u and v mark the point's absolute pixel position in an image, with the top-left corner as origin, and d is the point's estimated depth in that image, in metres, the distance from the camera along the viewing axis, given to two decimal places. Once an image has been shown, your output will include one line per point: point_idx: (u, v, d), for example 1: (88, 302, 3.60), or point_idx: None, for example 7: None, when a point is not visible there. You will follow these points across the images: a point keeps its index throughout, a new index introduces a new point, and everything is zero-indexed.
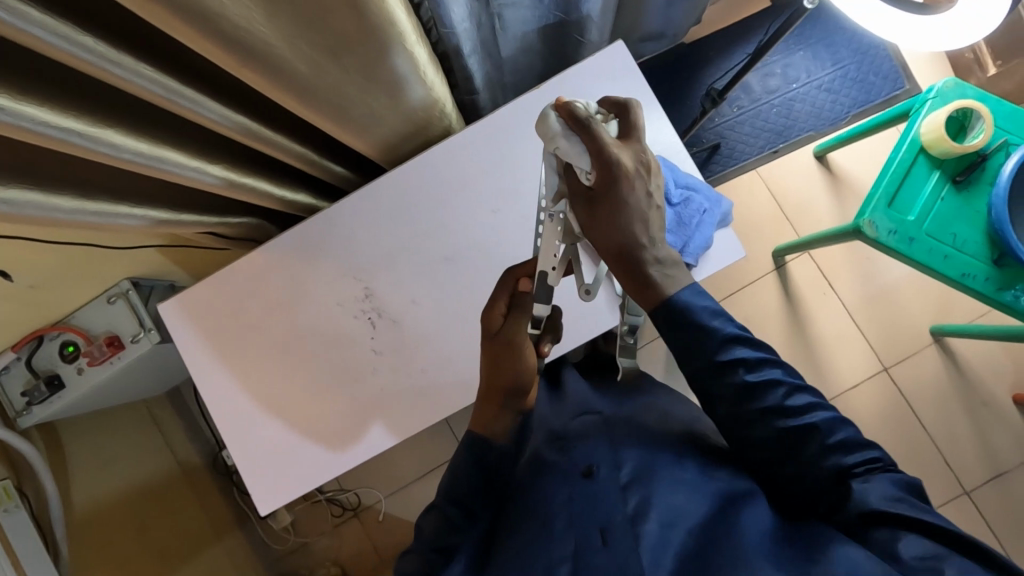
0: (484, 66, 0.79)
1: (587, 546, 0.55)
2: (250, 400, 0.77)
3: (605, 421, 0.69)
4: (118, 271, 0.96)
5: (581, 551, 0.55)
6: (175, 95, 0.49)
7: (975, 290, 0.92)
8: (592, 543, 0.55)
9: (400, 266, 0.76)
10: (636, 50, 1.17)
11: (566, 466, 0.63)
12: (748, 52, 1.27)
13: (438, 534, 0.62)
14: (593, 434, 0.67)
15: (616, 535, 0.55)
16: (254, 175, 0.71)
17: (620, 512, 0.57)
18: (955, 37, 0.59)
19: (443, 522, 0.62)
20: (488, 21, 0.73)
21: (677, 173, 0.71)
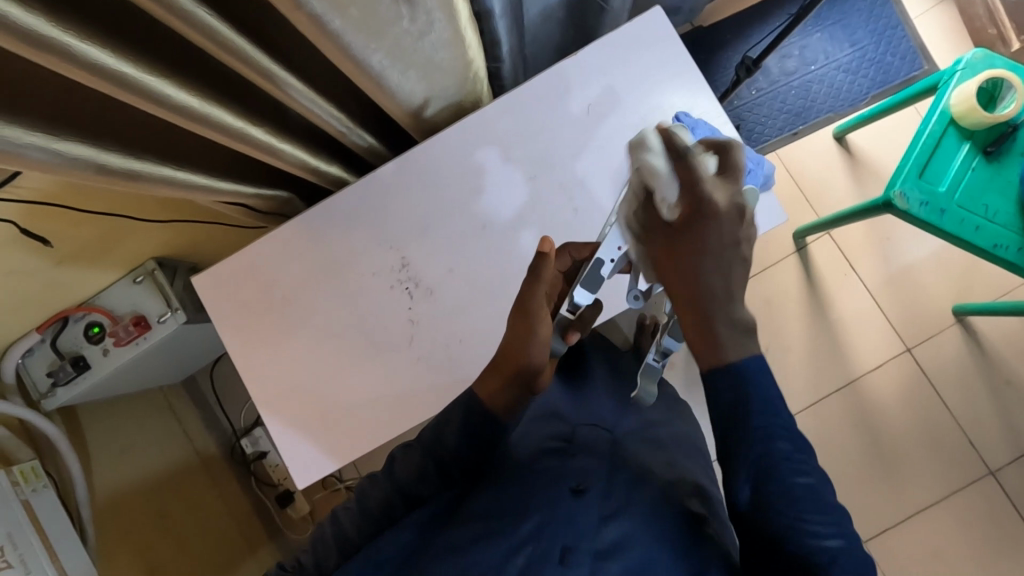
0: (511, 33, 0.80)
1: (543, 557, 0.55)
2: (285, 371, 0.76)
3: (610, 443, 0.73)
4: (144, 250, 0.96)
5: (537, 561, 0.55)
6: (227, 46, 0.48)
7: (1007, 261, 0.91)
8: (549, 557, 0.55)
9: (436, 235, 0.76)
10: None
11: (561, 479, 0.63)
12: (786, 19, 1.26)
13: (412, 484, 0.65)
14: (597, 456, 0.69)
15: (576, 559, 0.55)
16: (289, 141, 0.70)
17: (588, 539, 0.56)
18: None
19: (420, 473, 0.65)
20: None
21: (718, 136, 0.71)
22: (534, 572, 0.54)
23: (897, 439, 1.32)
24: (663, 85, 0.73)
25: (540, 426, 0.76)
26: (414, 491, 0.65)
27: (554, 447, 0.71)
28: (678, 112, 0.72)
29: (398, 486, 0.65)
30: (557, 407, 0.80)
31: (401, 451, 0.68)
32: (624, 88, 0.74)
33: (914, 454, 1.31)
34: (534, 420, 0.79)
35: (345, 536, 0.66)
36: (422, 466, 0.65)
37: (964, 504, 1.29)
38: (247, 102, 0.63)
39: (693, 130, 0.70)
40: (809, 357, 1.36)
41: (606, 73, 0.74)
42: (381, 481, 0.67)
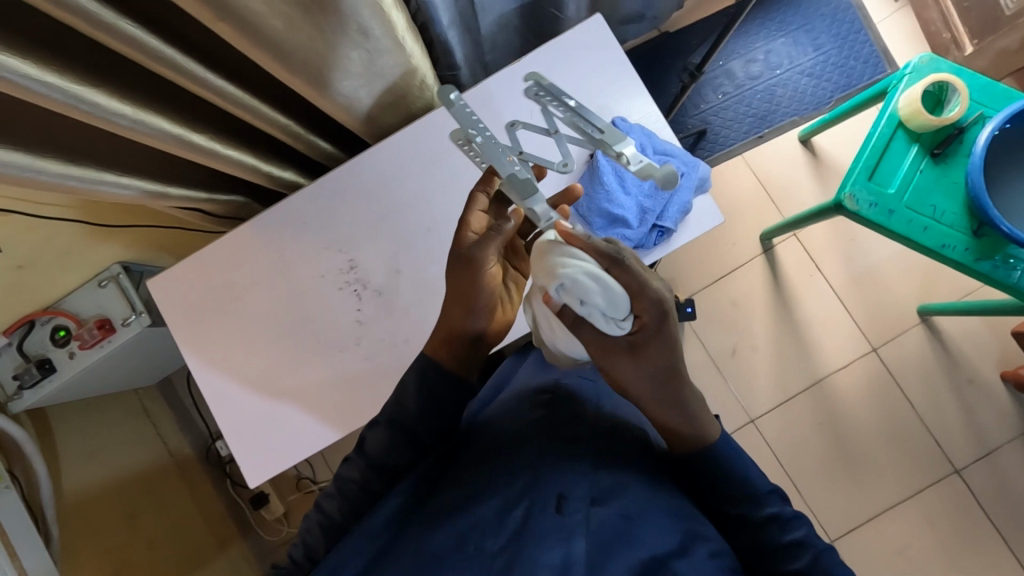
0: (462, 40, 0.82)
1: (540, 507, 0.52)
2: (236, 372, 0.78)
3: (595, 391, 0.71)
4: (108, 255, 0.98)
5: (531, 513, 0.52)
6: (158, 57, 0.50)
7: (955, 261, 0.93)
8: (545, 507, 0.52)
9: (383, 237, 0.78)
10: (617, 34, 1.18)
11: (546, 430, 0.62)
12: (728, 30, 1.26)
13: (385, 456, 0.65)
14: (583, 413, 0.65)
15: (571, 505, 0.53)
16: (237, 147, 0.72)
17: (584, 486, 0.55)
18: None
19: (390, 445, 0.65)
20: None
21: (654, 139, 0.73)
22: (532, 525, 0.51)
23: (863, 438, 1.34)
24: (604, 91, 0.75)
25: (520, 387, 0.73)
26: (387, 465, 0.65)
27: (536, 403, 0.67)
28: (616, 116, 0.74)
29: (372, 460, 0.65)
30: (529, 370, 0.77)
31: (368, 429, 0.67)
32: (568, 94, 0.75)
33: (880, 452, 1.33)
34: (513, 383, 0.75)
35: (328, 521, 0.66)
36: (390, 439, 0.65)
37: (929, 502, 1.30)
38: (191, 111, 0.65)
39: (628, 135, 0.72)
40: (777, 356, 1.37)
41: (550, 79, 0.76)
42: (357, 457, 0.66)
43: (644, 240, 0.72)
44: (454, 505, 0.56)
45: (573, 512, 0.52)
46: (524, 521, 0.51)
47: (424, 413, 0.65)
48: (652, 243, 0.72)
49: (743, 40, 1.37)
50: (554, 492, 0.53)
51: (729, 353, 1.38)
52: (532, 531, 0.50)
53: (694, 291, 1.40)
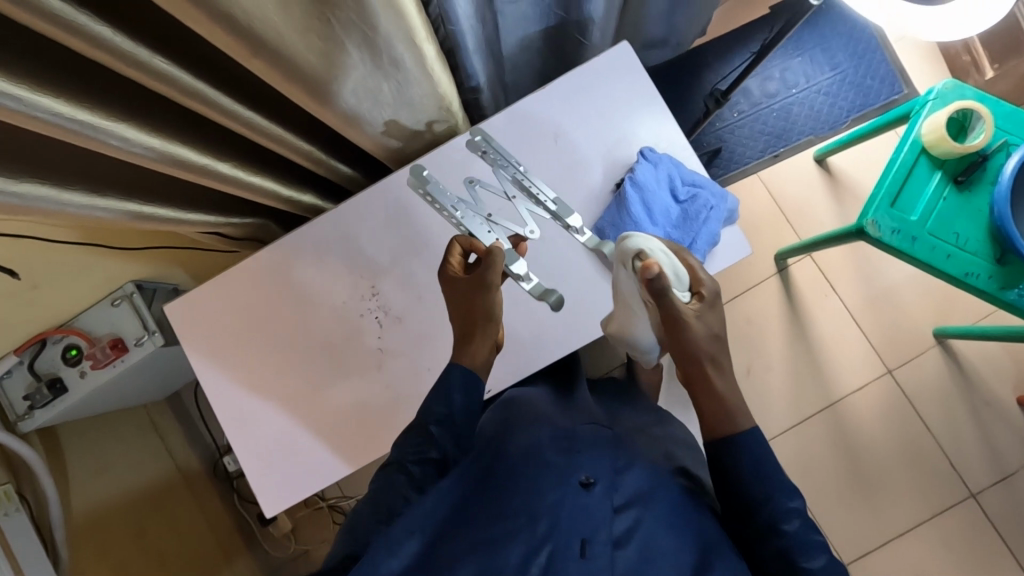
0: (486, 65, 0.82)
1: (565, 550, 0.55)
2: (254, 399, 0.77)
3: (611, 432, 0.73)
4: (122, 274, 0.97)
5: (558, 555, 0.54)
6: (188, 91, 0.49)
7: (979, 289, 0.92)
8: (570, 550, 0.55)
9: (406, 264, 0.77)
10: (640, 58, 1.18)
11: (568, 472, 0.63)
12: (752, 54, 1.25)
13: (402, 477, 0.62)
14: (603, 452, 0.67)
15: (595, 550, 0.55)
16: (261, 174, 0.71)
17: (605, 530, 0.57)
18: (936, 26, 0.61)
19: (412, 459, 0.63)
20: (491, 20, 0.76)
21: (682, 170, 0.72)
22: (558, 565, 0.54)
23: (877, 461, 1.32)
24: (631, 120, 0.74)
25: (537, 415, 0.75)
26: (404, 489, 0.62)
27: (557, 440, 0.68)
28: (644, 146, 0.74)
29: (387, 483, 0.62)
30: (543, 403, 0.79)
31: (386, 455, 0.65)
32: (593, 122, 0.75)
33: (895, 476, 1.32)
34: (530, 408, 0.77)
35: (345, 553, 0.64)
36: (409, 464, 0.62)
37: (944, 527, 1.29)
38: (217, 139, 0.64)
39: (656, 165, 0.71)
40: (791, 377, 1.36)
41: (576, 107, 0.75)
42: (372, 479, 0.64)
43: None
44: (483, 532, 0.56)
45: (596, 558, 0.55)
46: (550, 562, 0.54)
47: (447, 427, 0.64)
48: None
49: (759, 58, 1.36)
50: (579, 537, 0.56)
51: (743, 372, 1.37)
52: (559, 573, 0.53)
53: None
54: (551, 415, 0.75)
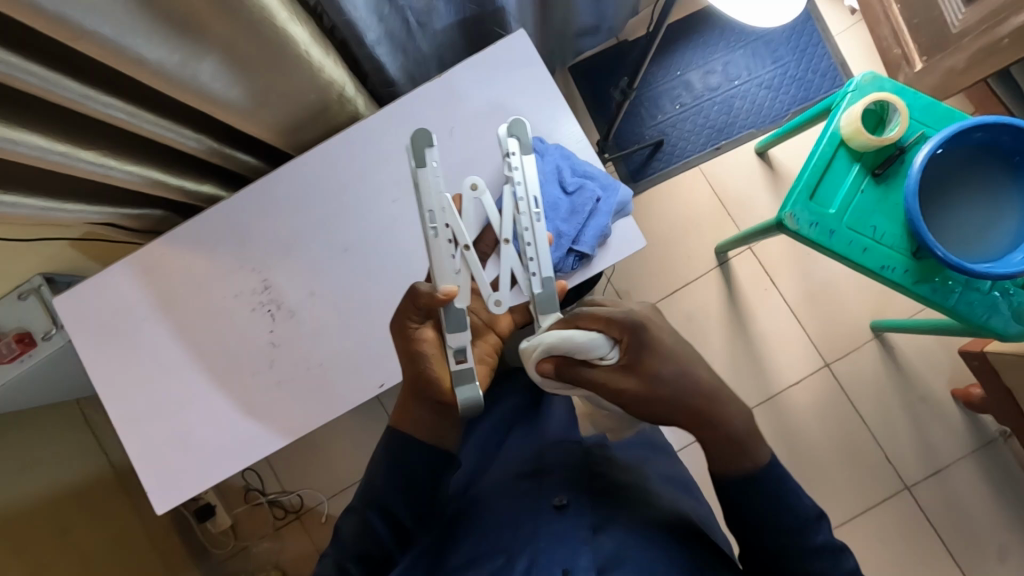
0: (396, 58, 0.82)
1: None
2: (144, 397, 0.75)
3: (582, 455, 0.77)
4: (28, 267, 0.94)
5: None
6: (18, 73, 0.47)
7: (894, 282, 0.92)
8: None
9: (299, 257, 0.75)
10: (575, 44, 1.24)
11: (541, 502, 0.69)
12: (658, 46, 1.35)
13: (358, 538, 0.65)
14: (572, 472, 0.73)
15: None
16: (143, 163, 0.69)
17: (585, 556, 0.61)
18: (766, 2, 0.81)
19: (363, 527, 0.65)
20: (396, 13, 0.76)
21: (571, 160, 0.69)
22: None
23: (814, 455, 1.33)
24: (526, 110, 0.72)
25: (511, 461, 0.80)
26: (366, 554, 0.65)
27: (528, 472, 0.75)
28: (535, 136, 0.71)
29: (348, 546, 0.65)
30: (518, 441, 0.84)
31: (343, 516, 0.67)
32: (490, 112, 0.73)
33: (831, 469, 1.32)
34: (510, 452, 0.83)
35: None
36: (362, 520, 0.65)
37: (879, 520, 1.29)
38: (84, 126, 0.62)
39: (543, 155, 0.68)
40: (731, 371, 1.36)
41: (470, 96, 0.73)
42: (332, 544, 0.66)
43: (560, 264, 0.67)
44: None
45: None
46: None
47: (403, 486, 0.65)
48: (570, 267, 0.68)
49: (682, 44, 1.38)
50: (559, 568, 0.60)
51: None
52: None
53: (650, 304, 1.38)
54: (529, 448, 0.81)
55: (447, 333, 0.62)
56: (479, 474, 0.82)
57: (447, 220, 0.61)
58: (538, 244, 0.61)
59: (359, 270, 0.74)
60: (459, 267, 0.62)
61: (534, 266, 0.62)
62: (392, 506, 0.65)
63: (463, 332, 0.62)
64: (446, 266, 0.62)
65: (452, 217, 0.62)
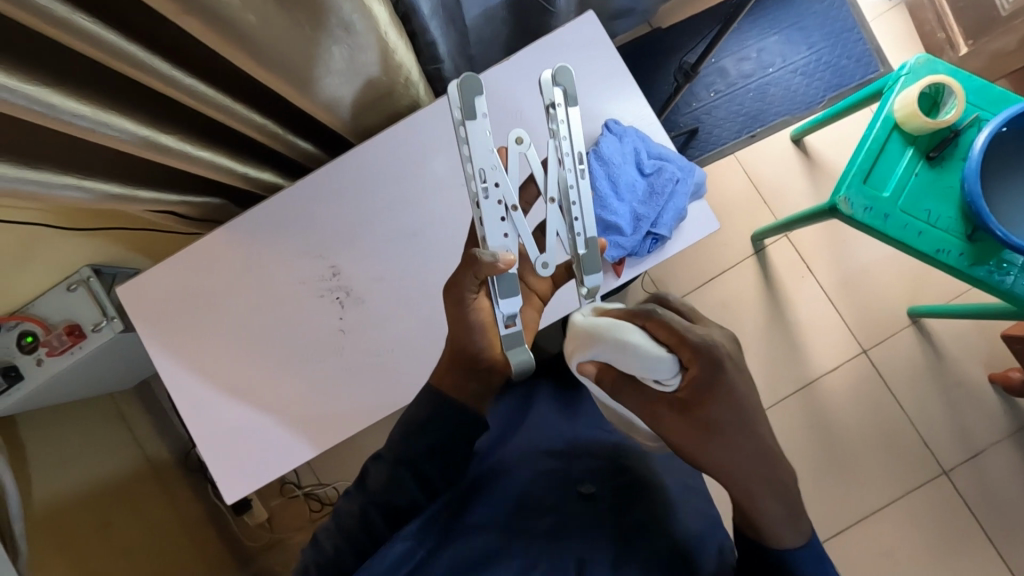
0: (445, 32, 0.81)
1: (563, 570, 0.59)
2: (211, 386, 0.74)
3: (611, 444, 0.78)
4: (77, 257, 0.93)
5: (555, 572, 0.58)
6: (118, 52, 0.46)
7: (949, 265, 0.92)
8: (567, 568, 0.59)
9: (365, 243, 0.74)
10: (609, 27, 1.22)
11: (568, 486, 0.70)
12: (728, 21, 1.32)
13: (384, 493, 0.64)
14: (602, 460, 0.74)
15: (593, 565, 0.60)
16: (212, 149, 0.69)
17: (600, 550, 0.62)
18: None
19: (391, 483, 0.64)
20: None
21: (647, 144, 0.69)
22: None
23: (851, 441, 1.33)
24: (596, 92, 0.72)
25: (540, 432, 0.80)
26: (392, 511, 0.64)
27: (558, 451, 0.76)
28: (608, 119, 0.71)
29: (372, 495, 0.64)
30: (546, 413, 0.83)
31: (372, 462, 0.67)
32: None
33: (869, 454, 1.33)
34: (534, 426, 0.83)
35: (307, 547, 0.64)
36: (393, 476, 0.64)
37: (917, 504, 1.30)
38: (159, 108, 0.61)
39: (621, 138, 0.69)
40: (767, 358, 1.36)
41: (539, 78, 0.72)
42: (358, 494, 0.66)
43: (637, 248, 0.67)
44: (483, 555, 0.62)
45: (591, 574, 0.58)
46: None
47: (432, 450, 0.64)
48: (646, 251, 0.68)
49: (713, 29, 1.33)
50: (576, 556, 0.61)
51: None
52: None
53: (686, 293, 1.38)
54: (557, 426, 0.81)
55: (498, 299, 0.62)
56: (499, 442, 0.80)
57: (497, 177, 0.59)
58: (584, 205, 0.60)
59: (427, 255, 0.74)
60: (507, 230, 0.60)
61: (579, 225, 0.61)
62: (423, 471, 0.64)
63: (514, 298, 0.62)
64: (493, 227, 0.60)
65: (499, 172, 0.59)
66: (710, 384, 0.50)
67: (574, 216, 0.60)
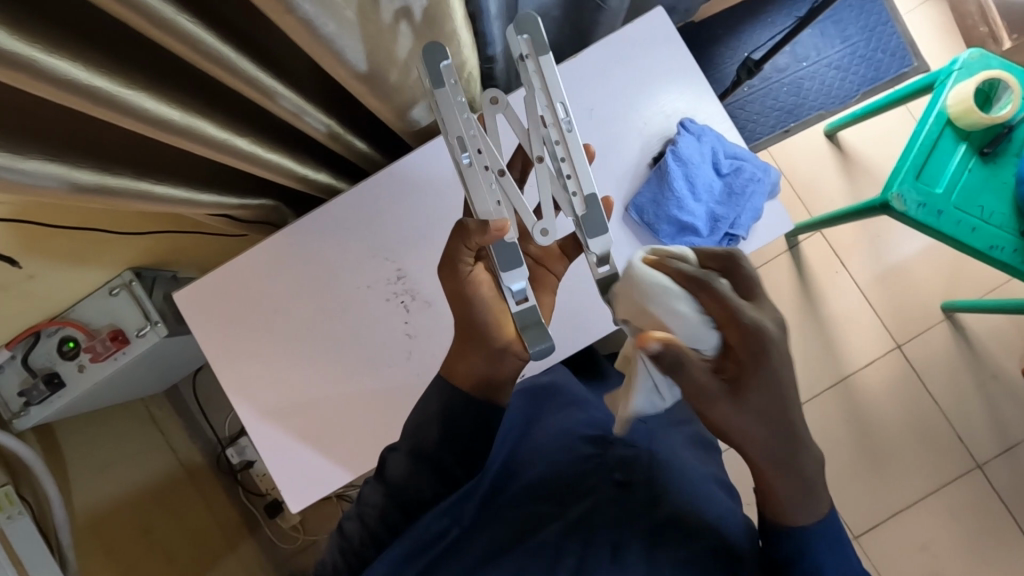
0: (504, 32, 0.79)
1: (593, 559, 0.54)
2: (274, 391, 0.73)
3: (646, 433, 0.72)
4: (121, 262, 0.91)
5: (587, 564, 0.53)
6: (212, 56, 0.45)
7: (1003, 262, 0.91)
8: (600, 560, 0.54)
9: (431, 246, 0.73)
10: None
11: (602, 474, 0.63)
12: (797, 18, 1.29)
13: (406, 486, 0.62)
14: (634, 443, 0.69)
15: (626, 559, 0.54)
16: (278, 151, 0.68)
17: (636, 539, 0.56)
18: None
19: (410, 478, 0.62)
20: None
21: (724, 142, 0.69)
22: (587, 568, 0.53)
23: (887, 435, 1.34)
24: (666, 91, 0.71)
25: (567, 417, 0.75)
26: (410, 502, 0.62)
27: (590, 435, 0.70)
28: (683, 118, 0.70)
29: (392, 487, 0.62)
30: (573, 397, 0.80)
31: (391, 452, 0.64)
32: (629, 93, 0.71)
33: (905, 448, 1.33)
34: (560, 411, 0.76)
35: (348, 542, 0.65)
36: (413, 470, 0.62)
37: (952, 498, 1.31)
38: (233, 111, 0.60)
39: (700, 137, 0.68)
40: (802, 353, 1.36)
41: (609, 75, 0.71)
42: (375, 484, 0.64)
43: (715, 248, 0.69)
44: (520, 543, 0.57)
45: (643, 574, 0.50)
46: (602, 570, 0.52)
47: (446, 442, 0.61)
48: (723, 251, 0.69)
49: (748, 24, 1.32)
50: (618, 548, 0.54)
51: None
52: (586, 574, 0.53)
53: None
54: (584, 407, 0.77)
55: (503, 273, 0.53)
56: (526, 429, 0.76)
57: (478, 144, 0.52)
58: (575, 160, 0.52)
59: None
60: (499, 197, 0.53)
61: (574, 187, 0.53)
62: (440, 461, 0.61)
63: (519, 270, 0.53)
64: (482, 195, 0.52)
65: (481, 137, 0.52)
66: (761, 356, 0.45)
67: (565, 173, 0.53)
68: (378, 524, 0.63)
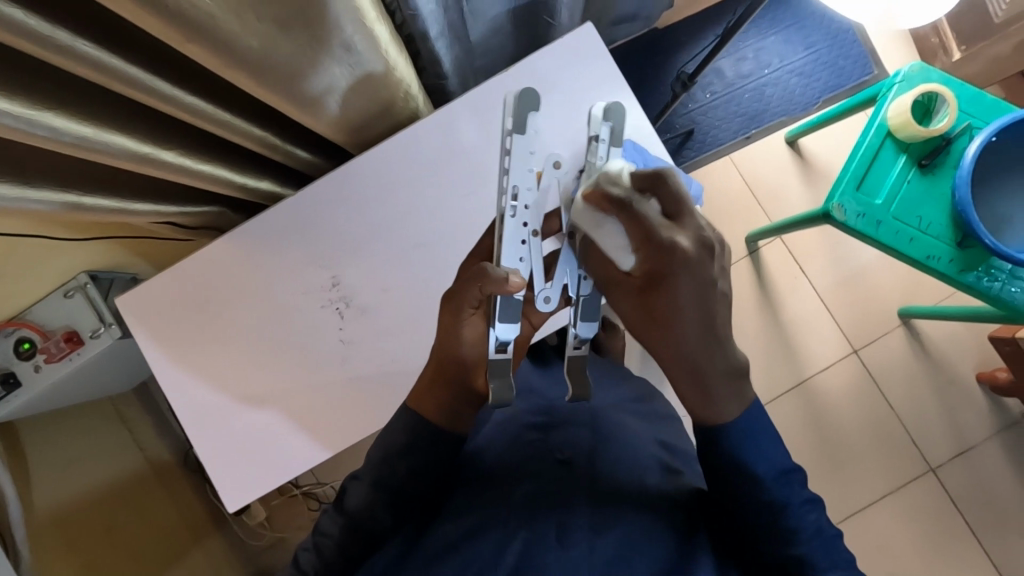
0: (451, 49, 0.81)
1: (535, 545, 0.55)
2: (215, 394, 0.75)
3: (589, 413, 0.74)
4: (75, 264, 0.93)
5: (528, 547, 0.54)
6: (121, 75, 0.46)
7: (940, 272, 0.93)
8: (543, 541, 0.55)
9: (368, 254, 0.75)
10: (612, 32, 1.24)
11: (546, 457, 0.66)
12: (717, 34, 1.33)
13: (364, 517, 0.62)
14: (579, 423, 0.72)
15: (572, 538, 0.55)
16: (211, 160, 0.69)
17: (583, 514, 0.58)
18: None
19: (370, 507, 0.62)
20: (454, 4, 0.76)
21: (645, 156, 0.71)
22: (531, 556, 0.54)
23: (844, 439, 1.36)
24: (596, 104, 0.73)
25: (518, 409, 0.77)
26: (367, 532, 0.63)
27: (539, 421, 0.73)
28: None
29: (350, 519, 0.62)
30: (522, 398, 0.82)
31: (350, 482, 0.66)
32: (561, 105, 0.73)
33: (860, 451, 1.35)
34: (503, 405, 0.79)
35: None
36: (371, 501, 0.62)
37: (906, 500, 1.33)
38: (163, 126, 0.61)
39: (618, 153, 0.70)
40: (763, 357, 1.38)
41: (541, 88, 0.73)
42: (334, 515, 0.65)
43: None
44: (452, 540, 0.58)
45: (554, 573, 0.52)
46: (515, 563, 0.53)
47: (413, 473, 0.63)
48: None
49: (706, 34, 1.34)
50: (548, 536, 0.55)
51: None
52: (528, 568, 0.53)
53: None
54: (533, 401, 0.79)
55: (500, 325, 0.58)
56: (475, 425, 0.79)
57: (527, 200, 0.58)
58: None
59: (429, 264, 0.75)
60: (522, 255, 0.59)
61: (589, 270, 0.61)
62: (396, 486, 0.63)
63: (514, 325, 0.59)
64: (510, 248, 0.58)
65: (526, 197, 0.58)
66: (681, 273, 0.49)
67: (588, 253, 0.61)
68: (338, 559, 0.63)
